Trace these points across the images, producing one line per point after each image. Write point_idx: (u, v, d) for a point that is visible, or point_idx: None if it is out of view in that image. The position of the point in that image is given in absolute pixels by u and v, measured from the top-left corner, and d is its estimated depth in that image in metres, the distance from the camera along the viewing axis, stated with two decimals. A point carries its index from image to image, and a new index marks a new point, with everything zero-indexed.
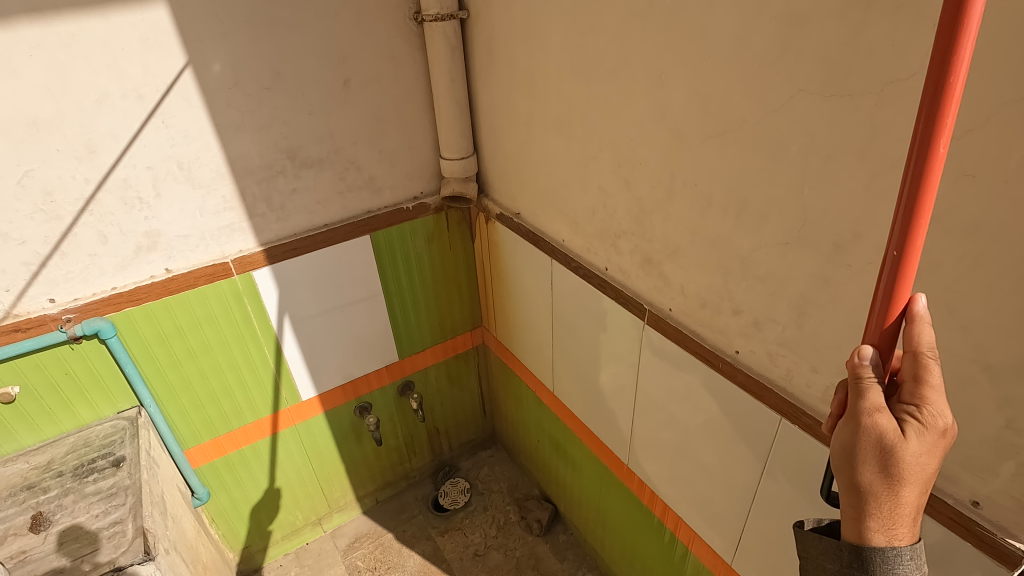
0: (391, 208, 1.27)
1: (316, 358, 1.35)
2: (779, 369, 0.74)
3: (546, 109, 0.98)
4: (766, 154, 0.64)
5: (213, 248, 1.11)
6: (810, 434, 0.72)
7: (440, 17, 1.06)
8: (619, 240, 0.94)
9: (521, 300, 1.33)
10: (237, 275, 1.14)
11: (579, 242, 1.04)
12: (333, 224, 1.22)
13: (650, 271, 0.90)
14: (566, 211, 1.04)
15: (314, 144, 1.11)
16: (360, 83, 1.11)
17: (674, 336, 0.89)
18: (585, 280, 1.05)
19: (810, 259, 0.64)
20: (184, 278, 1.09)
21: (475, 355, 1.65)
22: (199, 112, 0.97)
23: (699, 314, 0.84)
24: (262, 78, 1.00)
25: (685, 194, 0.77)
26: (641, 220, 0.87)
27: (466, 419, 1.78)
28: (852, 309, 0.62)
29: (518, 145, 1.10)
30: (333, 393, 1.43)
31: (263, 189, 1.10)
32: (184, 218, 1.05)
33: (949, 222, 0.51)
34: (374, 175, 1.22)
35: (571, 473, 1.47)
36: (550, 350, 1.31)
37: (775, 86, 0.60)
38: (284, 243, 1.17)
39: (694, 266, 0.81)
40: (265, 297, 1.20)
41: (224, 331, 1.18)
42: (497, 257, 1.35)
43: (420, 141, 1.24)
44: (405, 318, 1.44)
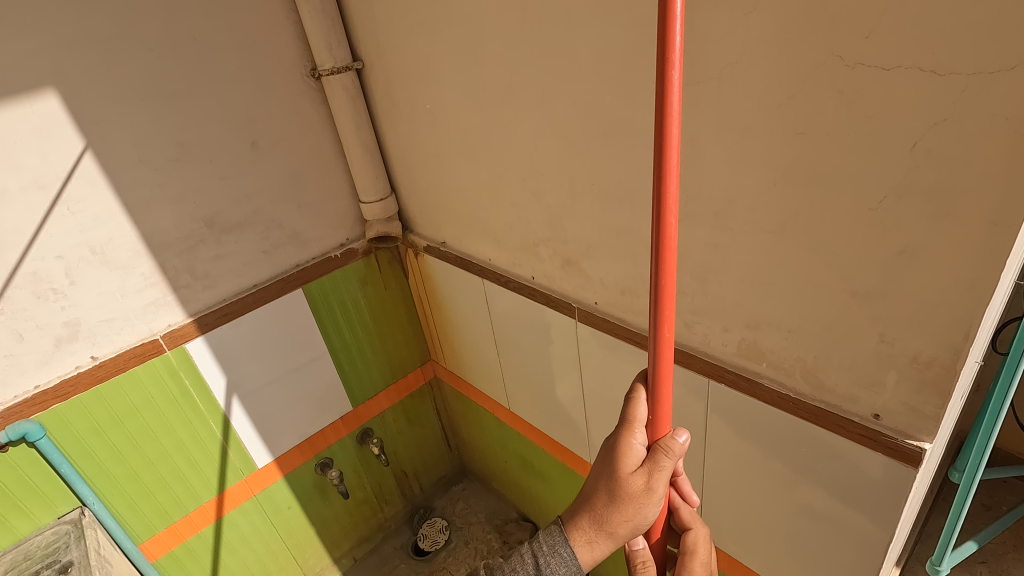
0: (319, 258, 1.29)
1: (267, 421, 1.32)
2: (698, 336, 0.81)
3: (450, 139, 1.04)
4: (644, 145, 0.72)
5: (140, 326, 1.08)
6: (735, 388, 0.78)
7: (336, 70, 1.11)
8: (539, 248, 1.00)
9: (462, 326, 1.37)
10: (169, 351, 1.12)
11: (504, 258, 1.10)
12: (262, 283, 1.22)
13: (572, 271, 0.96)
14: (487, 232, 1.10)
15: (231, 208, 1.12)
16: (268, 142, 1.14)
17: (605, 326, 0.95)
18: (517, 292, 1.10)
19: (700, 231, 0.72)
20: (113, 363, 1.06)
21: (429, 390, 1.66)
22: (105, 193, 0.97)
23: (621, 301, 0.90)
24: (167, 151, 1.02)
25: (586, 194, 0.84)
26: (554, 225, 0.93)
27: (433, 457, 1.77)
28: (744, 267, 0.70)
29: (431, 178, 1.16)
30: (290, 455, 1.40)
31: (185, 259, 1.10)
32: (105, 302, 1.03)
33: (797, 174, 0.59)
34: (297, 230, 1.24)
35: (543, 486, 1.49)
36: (498, 368, 1.34)
37: (638, 85, 0.68)
38: (214, 310, 1.16)
39: (607, 257, 0.88)
40: (202, 368, 1.17)
41: (163, 412, 1.15)
42: (432, 289, 1.38)
43: (338, 190, 1.27)
44: (352, 365, 1.44)
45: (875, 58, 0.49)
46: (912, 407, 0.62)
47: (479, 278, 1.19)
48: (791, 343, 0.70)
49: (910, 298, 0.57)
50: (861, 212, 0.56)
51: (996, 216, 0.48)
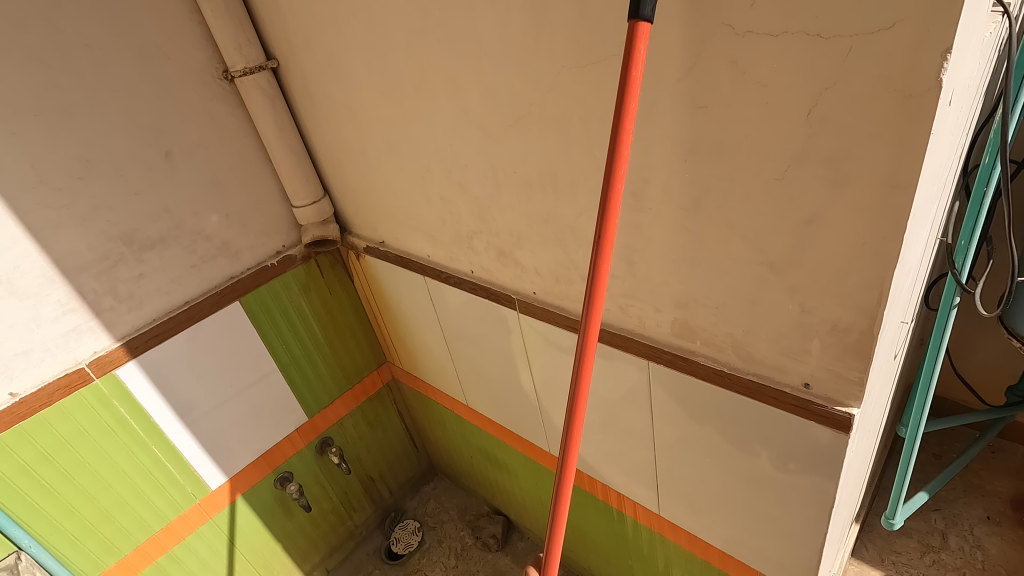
0: (254, 268, 1.24)
1: (216, 441, 1.27)
2: (632, 318, 0.80)
3: (373, 137, 1.00)
4: (556, 129, 0.70)
5: (63, 356, 1.03)
6: (672, 368, 0.78)
7: (249, 71, 1.06)
8: (473, 241, 0.97)
9: (411, 325, 1.34)
10: (98, 379, 1.06)
11: (442, 254, 1.07)
12: (194, 299, 1.17)
13: (507, 262, 0.94)
14: (421, 228, 1.07)
15: (150, 223, 1.07)
16: (184, 151, 1.08)
17: (544, 316, 0.93)
18: (458, 287, 1.08)
19: (620, 213, 0.71)
20: (35, 398, 1.00)
21: (388, 392, 1.63)
22: (4, 218, 0.91)
23: (556, 290, 0.89)
24: (70, 168, 0.96)
25: (510, 182, 0.82)
26: (483, 217, 0.91)
27: (399, 459, 1.74)
28: (664, 247, 0.69)
29: (362, 177, 1.12)
30: (245, 473, 1.36)
31: (104, 281, 1.04)
32: (18, 334, 0.97)
33: (702, 150, 0.58)
34: (227, 240, 1.19)
35: (509, 479, 1.47)
36: (452, 365, 1.32)
37: (542, 69, 0.66)
38: (144, 332, 1.11)
39: (538, 246, 0.86)
40: (137, 393, 1.12)
41: (99, 444, 1.10)
42: (377, 290, 1.35)
43: (268, 196, 1.23)
44: (303, 375, 1.40)
45: (761, 25, 0.48)
46: (835, 373, 0.62)
47: (420, 276, 1.16)
48: (717, 320, 0.69)
49: (821, 265, 0.57)
50: (767, 183, 0.56)
51: (890, 178, 0.48)
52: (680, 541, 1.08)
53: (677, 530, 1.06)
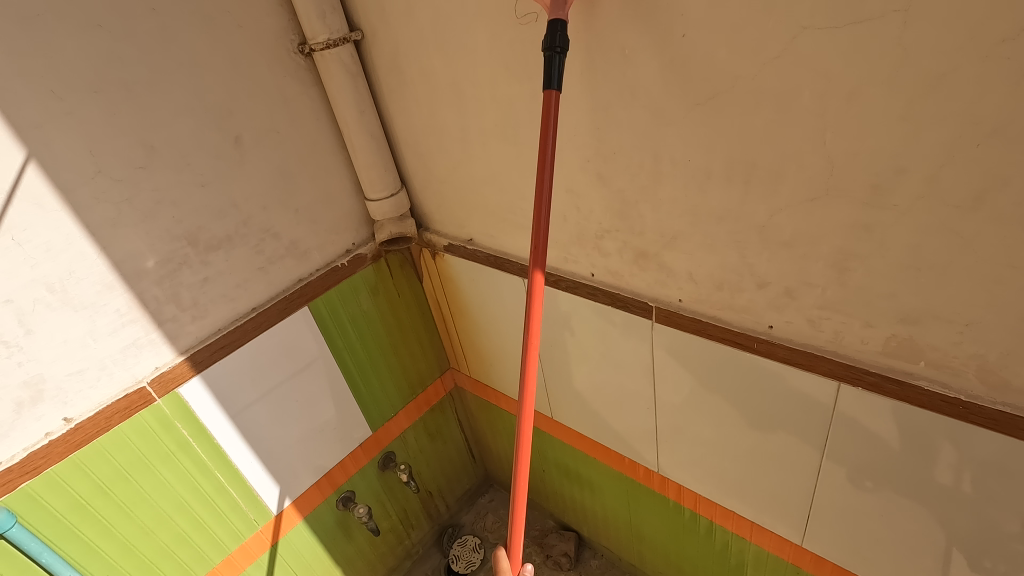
0: (324, 269, 1.10)
1: (280, 461, 1.14)
2: (825, 334, 0.68)
3: (483, 119, 0.87)
4: (771, 108, 0.57)
5: (121, 374, 0.89)
6: (879, 393, 0.66)
7: (332, 43, 0.92)
8: (602, 242, 0.85)
9: (492, 331, 1.22)
10: (160, 399, 0.93)
11: (552, 254, 0.94)
12: (261, 305, 1.03)
13: (648, 265, 0.81)
14: (529, 225, 0.94)
15: (217, 220, 0.93)
16: (255, 136, 0.94)
17: (693, 327, 0.81)
18: (571, 292, 0.95)
19: (844, 210, 0.58)
20: (91, 424, 0.86)
21: (450, 401, 1.50)
22: (59, 216, 0.77)
23: (715, 298, 0.76)
24: (132, 156, 0.81)
25: (678, 173, 0.69)
26: (625, 212, 0.79)
27: (457, 471, 1.62)
28: (903, 251, 0.57)
29: (456, 166, 0.99)
30: (308, 495, 1.23)
31: (167, 287, 0.90)
32: (73, 351, 0.83)
33: (1012, 132, 0.46)
34: (296, 239, 1.05)
35: (590, 496, 1.36)
36: (539, 375, 1.20)
37: (770, 32, 0.53)
38: (209, 344, 0.97)
39: (702, 248, 0.73)
40: (201, 413, 0.99)
41: (159, 471, 0.96)
42: (454, 292, 1.22)
43: (339, 188, 1.09)
44: (368, 385, 1.27)
45: None
46: None
47: (518, 278, 1.03)
48: (964, 339, 0.58)
49: None
50: None
51: None
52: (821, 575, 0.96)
53: (822, 565, 0.93)
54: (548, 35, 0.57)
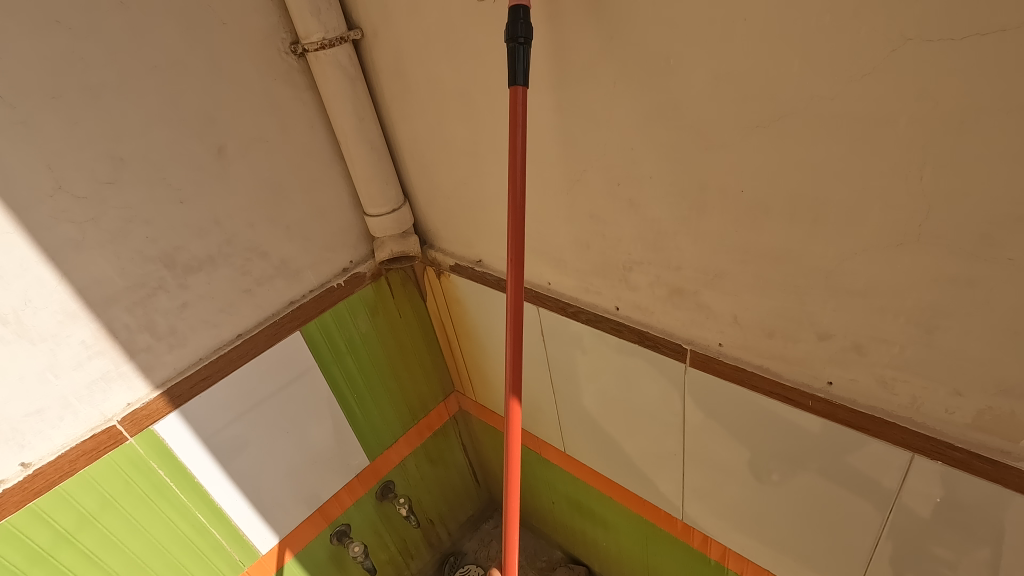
0: (318, 290, 1.01)
1: (268, 497, 1.05)
2: (899, 398, 0.58)
3: (498, 132, 0.76)
4: (855, 135, 0.47)
5: (88, 412, 0.79)
6: (964, 471, 0.56)
7: (328, 43, 0.81)
8: (630, 274, 0.74)
9: (501, 358, 1.12)
10: (132, 438, 0.83)
11: (572, 283, 0.84)
12: (248, 331, 0.94)
13: (684, 304, 0.71)
14: (547, 250, 0.84)
15: (198, 240, 0.83)
16: (241, 145, 0.84)
17: (734, 376, 0.71)
18: (592, 326, 0.85)
19: (940, 261, 0.48)
20: (52, 468, 0.77)
21: (454, 426, 1.40)
22: (12, 238, 0.67)
23: (764, 346, 0.66)
24: (98, 169, 0.71)
25: (727, 205, 0.59)
26: (659, 244, 0.68)
27: (460, 497, 1.52)
28: (1014, 313, 0.46)
29: (465, 181, 0.88)
30: (300, 530, 1.13)
31: (139, 315, 0.80)
32: (30, 389, 0.73)
33: None
34: (287, 258, 0.95)
35: (604, 533, 1.26)
36: (552, 407, 1.10)
37: (863, 43, 0.43)
38: (188, 376, 0.87)
39: (752, 290, 0.63)
40: (180, 451, 0.89)
41: (132, 515, 0.87)
42: (460, 314, 1.12)
43: (335, 201, 0.99)
44: (366, 413, 1.17)
45: None
46: None
47: (532, 306, 0.93)
48: None
49: None
50: None
51: None
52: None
53: None
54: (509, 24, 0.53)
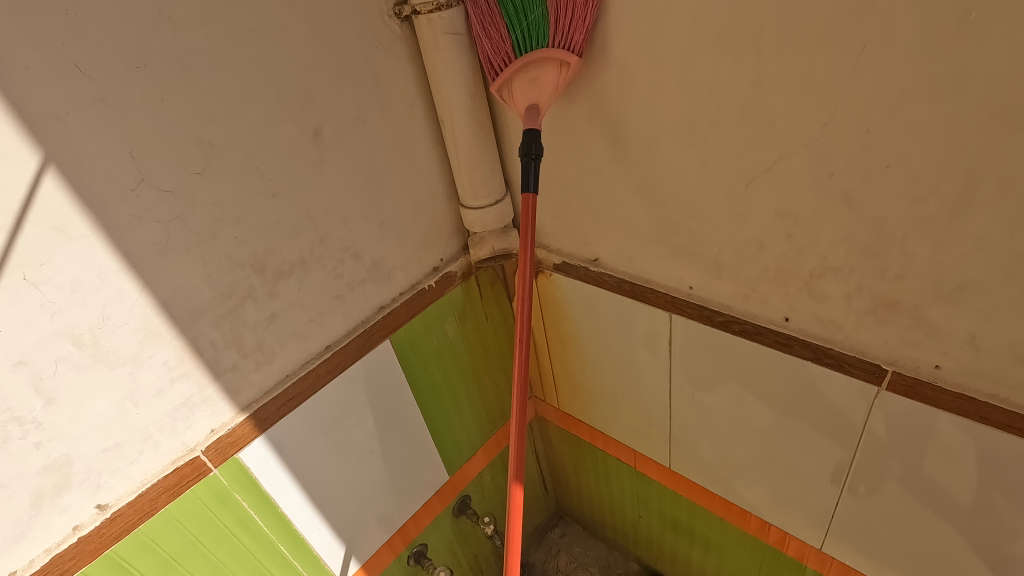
0: (409, 293, 0.89)
1: (351, 524, 0.94)
2: None
3: (657, 111, 0.64)
4: None
5: (169, 443, 0.68)
6: None
7: (444, 3, 0.69)
8: (818, 281, 0.63)
9: (603, 366, 1.00)
10: (217, 470, 0.72)
11: (725, 288, 0.72)
12: (336, 342, 0.82)
13: (892, 319, 0.59)
14: (697, 250, 0.72)
15: (289, 240, 0.71)
16: (338, 128, 0.71)
17: (952, 406, 0.59)
18: (745, 339, 0.73)
19: None
20: (132, 509, 0.66)
21: (529, 433, 1.30)
22: (90, 245, 0.55)
23: (1007, 373, 0.54)
24: (185, 158, 0.59)
25: (1003, 203, 0.47)
26: (876, 248, 0.56)
27: (529, 506, 1.42)
28: None
29: (593, 170, 0.76)
30: (379, 555, 1.03)
31: (226, 330, 0.69)
32: (108, 420, 0.62)
33: None
34: (379, 257, 0.83)
35: (702, 552, 1.16)
36: (661, 420, 0.98)
37: None
38: (275, 397, 0.76)
39: (1011, 307, 0.51)
40: (265, 480, 0.78)
41: (214, 554, 0.76)
42: (557, 317, 1.00)
43: (429, 193, 0.86)
44: (448, 425, 1.06)
45: None
46: None
47: (664, 313, 0.81)
48: None
49: None
50: None
51: None
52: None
53: None
54: (526, 144, 0.68)
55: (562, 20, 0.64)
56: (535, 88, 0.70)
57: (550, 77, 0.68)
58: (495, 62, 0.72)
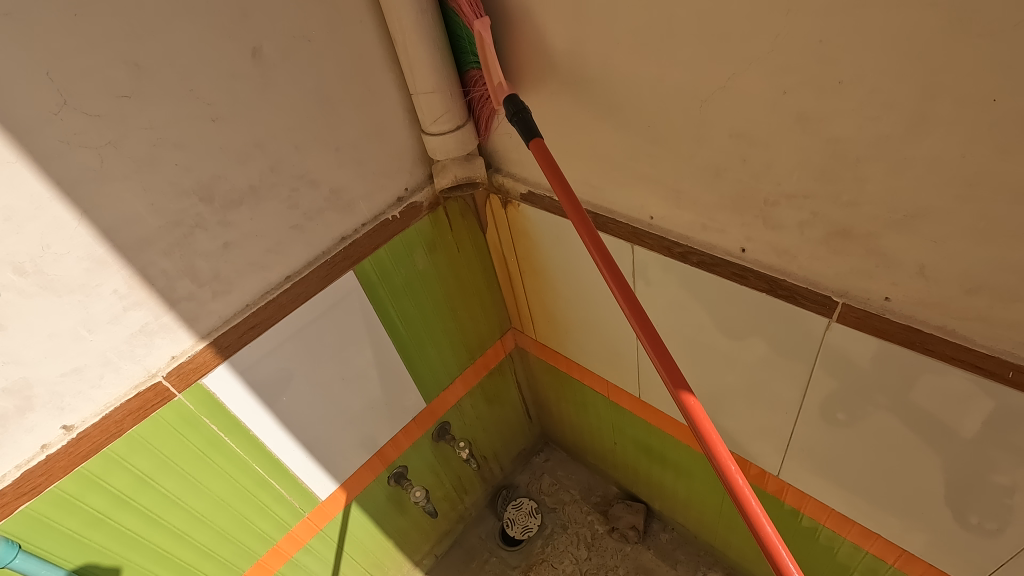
0: (372, 224, 0.88)
1: (327, 447, 0.98)
2: None
3: (611, 25, 0.59)
4: None
5: (130, 368, 0.70)
6: None
7: None
8: (774, 210, 0.60)
9: (574, 298, 1.00)
10: (181, 394, 0.75)
11: (685, 218, 0.70)
12: (297, 272, 0.82)
13: (846, 249, 0.57)
14: (656, 177, 0.69)
15: (236, 167, 0.69)
16: (280, 47, 0.68)
17: (900, 338, 0.58)
18: (705, 271, 0.72)
19: None
20: (98, 430, 0.69)
21: (510, 364, 1.32)
22: (18, 171, 0.54)
23: (956, 304, 0.53)
24: (111, 79, 0.57)
25: (959, 121, 0.43)
26: (831, 173, 0.53)
27: (513, 433, 1.47)
28: None
29: (550, 91, 0.72)
30: (359, 475, 1.08)
31: (178, 259, 0.68)
32: (64, 346, 0.63)
33: None
34: (338, 186, 0.81)
35: (673, 477, 1.20)
36: (630, 352, 0.99)
37: None
38: (235, 326, 0.77)
39: (962, 234, 0.48)
40: (233, 405, 0.81)
41: (189, 472, 0.81)
42: (528, 248, 0.99)
43: (388, 118, 0.83)
44: (423, 355, 1.07)
45: None
46: None
47: (626, 244, 0.79)
48: None
49: None
50: None
51: None
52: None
53: None
54: (511, 109, 0.63)
55: (457, 15, 0.73)
56: (495, 79, 0.71)
57: (490, 63, 0.71)
58: (492, 105, 0.79)
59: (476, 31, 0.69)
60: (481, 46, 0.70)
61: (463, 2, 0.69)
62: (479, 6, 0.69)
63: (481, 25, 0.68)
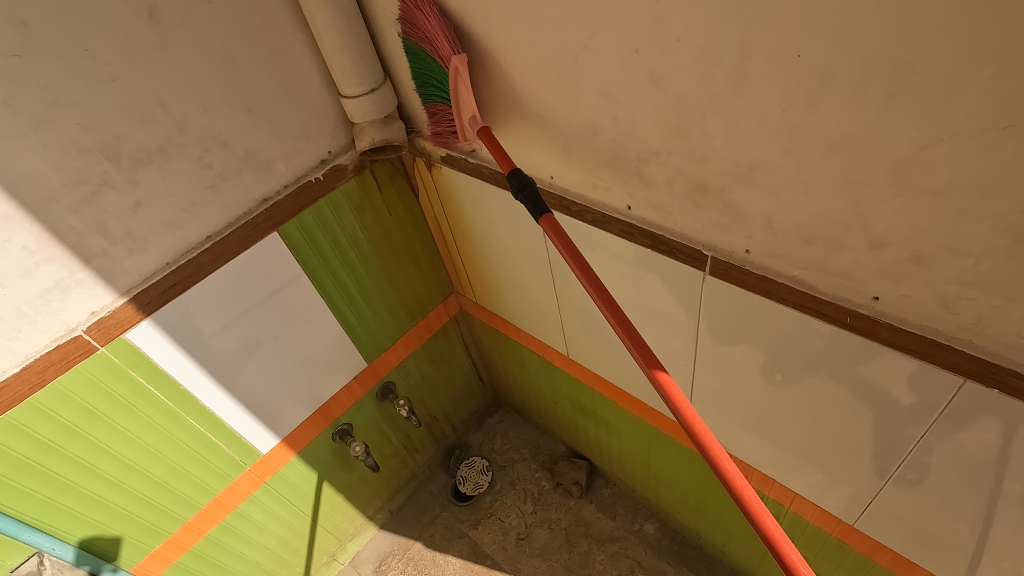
0: (295, 185, 0.90)
1: (264, 402, 1.03)
2: (961, 318, 0.48)
3: None
4: None
5: (49, 322, 0.73)
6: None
7: None
8: (646, 166, 0.63)
9: (501, 259, 1.03)
10: (103, 348, 0.78)
11: (577, 176, 0.73)
12: (218, 232, 0.85)
13: (707, 204, 0.60)
14: (546, 137, 0.71)
15: (142, 127, 0.71)
16: (177, 7, 0.69)
17: (760, 288, 0.61)
18: (599, 229, 0.75)
19: None
20: (20, 380, 0.73)
21: (454, 326, 1.36)
22: None
23: (799, 253, 0.56)
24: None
25: (774, 76, 0.46)
26: (683, 129, 0.56)
27: (463, 395, 1.52)
28: None
29: None
30: (301, 431, 1.13)
31: (88, 216, 0.71)
32: None
33: None
34: (253, 147, 0.83)
35: (607, 433, 1.25)
36: (554, 312, 1.02)
37: None
38: (155, 283, 0.80)
39: (793, 186, 0.51)
40: (160, 360, 0.84)
41: (119, 423, 0.85)
42: (455, 210, 1.02)
43: (302, 80, 0.85)
44: (359, 315, 1.11)
45: None
46: None
47: None
48: None
49: None
50: None
51: None
52: (878, 559, 0.81)
53: (878, 549, 0.79)
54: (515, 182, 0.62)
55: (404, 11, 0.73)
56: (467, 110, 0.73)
57: (468, 104, 0.73)
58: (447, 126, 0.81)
59: (454, 67, 0.69)
60: (455, 80, 0.71)
61: (441, 39, 0.69)
62: (456, 41, 0.69)
63: (458, 59, 0.68)
